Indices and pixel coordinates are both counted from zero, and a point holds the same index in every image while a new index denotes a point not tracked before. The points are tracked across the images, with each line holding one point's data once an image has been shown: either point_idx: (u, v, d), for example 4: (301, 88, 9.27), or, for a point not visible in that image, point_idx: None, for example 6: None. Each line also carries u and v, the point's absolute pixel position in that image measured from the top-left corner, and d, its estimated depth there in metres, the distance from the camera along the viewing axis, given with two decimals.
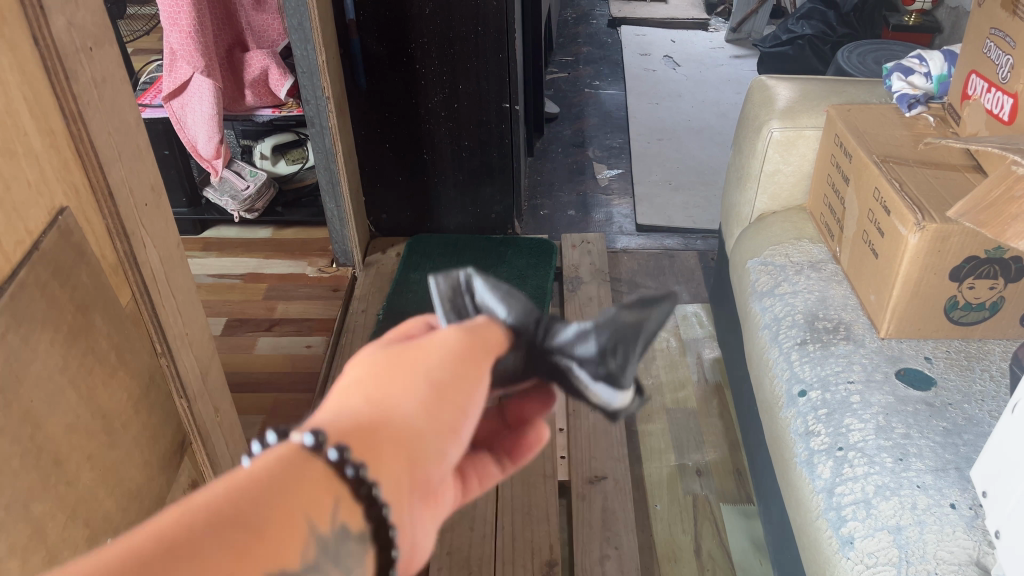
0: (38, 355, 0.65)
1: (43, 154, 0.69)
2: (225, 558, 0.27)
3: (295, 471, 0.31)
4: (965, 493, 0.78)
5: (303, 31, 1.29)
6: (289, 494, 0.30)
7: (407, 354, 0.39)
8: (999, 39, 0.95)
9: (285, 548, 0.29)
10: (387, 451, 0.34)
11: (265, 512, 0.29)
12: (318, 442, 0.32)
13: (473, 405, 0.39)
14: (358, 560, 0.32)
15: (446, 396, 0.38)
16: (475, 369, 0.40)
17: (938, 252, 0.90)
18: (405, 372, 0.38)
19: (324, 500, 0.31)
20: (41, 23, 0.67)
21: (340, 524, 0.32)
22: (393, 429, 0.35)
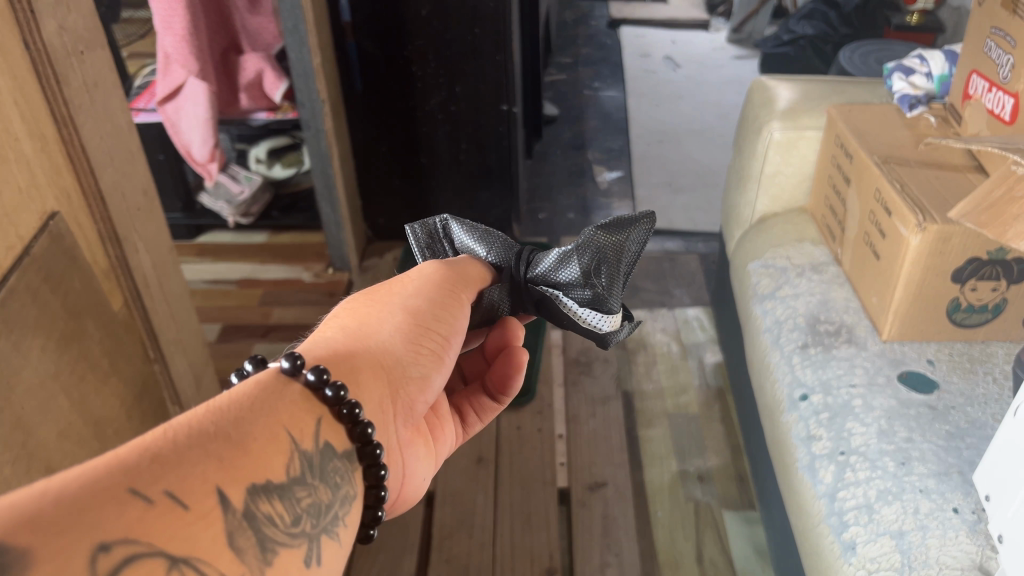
0: (29, 363, 0.64)
1: (34, 158, 0.68)
2: (163, 496, 0.36)
3: (282, 394, 0.46)
4: (968, 498, 0.76)
5: (298, 34, 1.29)
6: (260, 431, 0.43)
7: (384, 307, 0.57)
8: (1000, 38, 0.94)
9: (237, 487, 0.40)
10: (365, 368, 0.52)
11: (244, 436, 0.42)
12: (294, 365, 0.47)
13: (442, 333, 0.58)
14: (341, 464, 0.48)
15: (416, 326, 0.57)
16: (448, 299, 0.60)
17: (939, 253, 0.89)
18: (383, 313, 0.57)
19: (306, 420, 0.46)
20: (32, 28, 0.66)
21: (319, 436, 0.47)
22: (377, 350, 0.54)
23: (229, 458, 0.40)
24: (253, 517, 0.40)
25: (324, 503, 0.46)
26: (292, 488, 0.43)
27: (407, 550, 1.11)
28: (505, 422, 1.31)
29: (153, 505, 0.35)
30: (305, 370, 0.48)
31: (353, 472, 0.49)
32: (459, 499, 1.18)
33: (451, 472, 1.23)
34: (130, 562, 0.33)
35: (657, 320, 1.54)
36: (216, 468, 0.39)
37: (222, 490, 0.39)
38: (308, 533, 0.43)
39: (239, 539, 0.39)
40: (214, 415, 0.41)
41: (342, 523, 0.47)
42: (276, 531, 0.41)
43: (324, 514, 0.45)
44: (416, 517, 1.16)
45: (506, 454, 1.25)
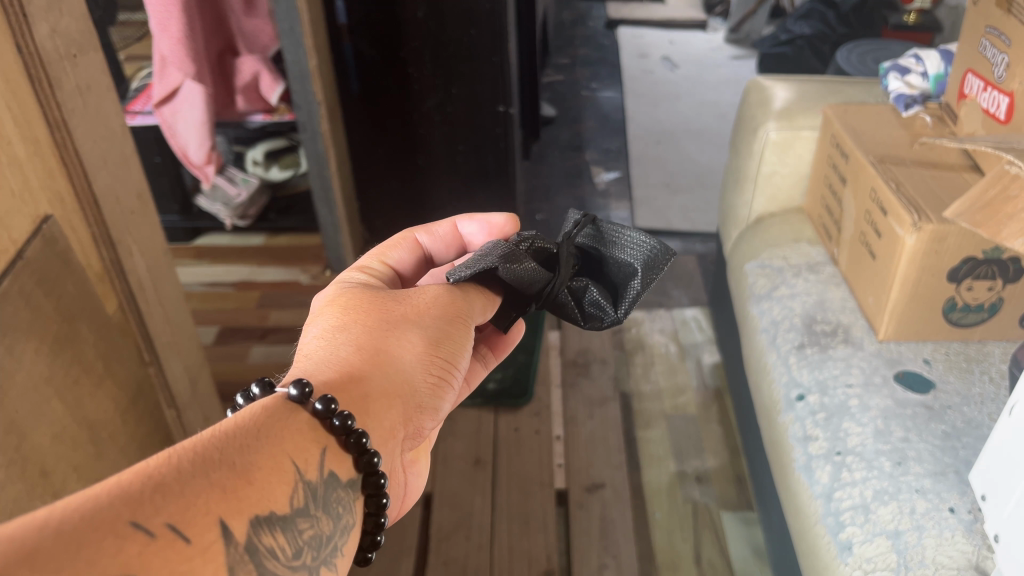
0: (23, 366, 0.64)
1: (28, 162, 0.68)
2: (165, 528, 0.38)
3: (289, 425, 0.48)
4: (964, 497, 0.76)
5: (295, 36, 1.30)
6: (263, 460, 0.45)
7: (393, 324, 0.58)
8: (995, 37, 0.94)
9: (239, 519, 0.42)
10: (373, 396, 0.54)
11: (248, 465, 0.44)
12: (302, 393, 0.49)
13: (449, 355, 0.60)
14: (344, 493, 0.50)
15: (423, 349, 0.58)
16: (457, 319, 0.61)
17: (935, 252, 0.89)
18: (394, 333, 0.58)
19: (313, 449, 0.48)
20: (25, 31, 0.66)
21: (325, 467, 0.49)
22: (386, 376, 0.55)
23: (231, 492, 0.42)
24: (254, 551, 0.42)
25: (326, 534, 0.48)
26: (295, 519, 0.46)
27: (404, 552, 1.11)
28: (502, 424, 1.31)
29: (154, 538, 0.37)
30: (314, 399, 0.50)
31: (356, 500, 0.52)
32: (456, 501, 1.18)
33: (448, 474, 1.22)
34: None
35: (655, 321, 1.54)
36: (219, 499, 0.41)
37: (224, 522, 0.41)
38: (309, 565, 0.46)
39: (239, 573, 0.41)
40: (218, 447, 0.43)
41: (341, 553, 0.49)
42: (278, 562, 0.44)
43: (326, 543, 0.48)
44: (413, 519, 1.16)
45: (503, 456, 1.25)
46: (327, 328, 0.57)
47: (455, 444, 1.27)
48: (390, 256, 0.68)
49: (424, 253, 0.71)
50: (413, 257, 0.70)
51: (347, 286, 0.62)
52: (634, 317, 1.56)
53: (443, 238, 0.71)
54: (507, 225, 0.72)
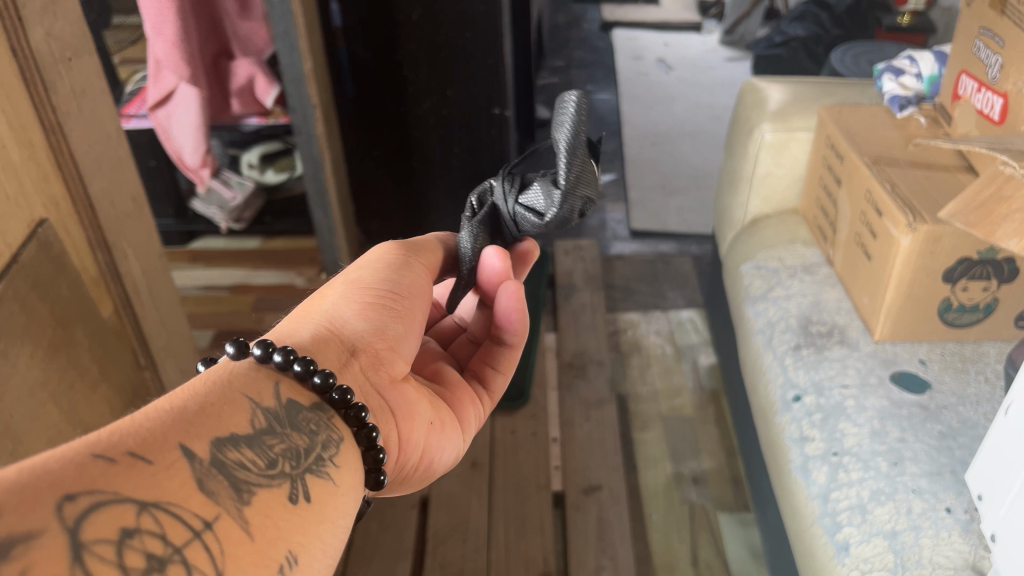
0: (17, 371, 0.64)
1: (23, 166, 0.68)
2: (125, 455, 0.38)
3: (239, 370, 0.49)
4: (960, 497, 0.77)
5: (289, 39, 1.29)
6: (213, 394, 0.46)
7: (329, 290, 0.60)
8: (988, 39, 0.94)
9: (198, 440, 0.42)
10: (312, 336, 0.55)
11: (204, 401, 0.45)
12: (238, 347, 0.49)
13: (396, 290, 0.60)
14: (312, 414, 0.50)
15: (364, 292, 0.59)
16: (398, 265, 0.62)
17: (929, 253, 0.89)
18: (327, 294, 0.59)
19: (265, 383, 0.49)
20: (19, 35, 0.66)
21: (281, 395, 0.49)
22: (323, 319, 0.56)
23: (186, 419, 0.43)
24: (222, 466, 0.42)
25: (303, 447, 0.48)
26: (260, 437, 0.46)
27: (401, 555, 1.10)
28: (499, 426, 1.31)
29: (117, 463, 0.38)
30: (251, 346, 0.50)
31: (331, 418, 0.51)
32: (453, 504, 1.17)
33: (446, 477, 1.22)
34: (95, 509, 0.35)
35: (651, 323, 1.55)
36: (175, 428, 0.42)
37: (184, 445, 0.41)
38: (287, 474, 0.46)
39: (210, 483, 0.41)
40: (166, 399, 0.44)
41: (329, 463, 0.49)
42: (250, 474, 0.43)
43: (305, 455, 0.48)
44: (410, 521, 1.16)
45: (500, 458, 1.25)
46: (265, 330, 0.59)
47: None
48: None
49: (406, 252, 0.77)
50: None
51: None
52: (630, 319, 1.56)
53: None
54: None
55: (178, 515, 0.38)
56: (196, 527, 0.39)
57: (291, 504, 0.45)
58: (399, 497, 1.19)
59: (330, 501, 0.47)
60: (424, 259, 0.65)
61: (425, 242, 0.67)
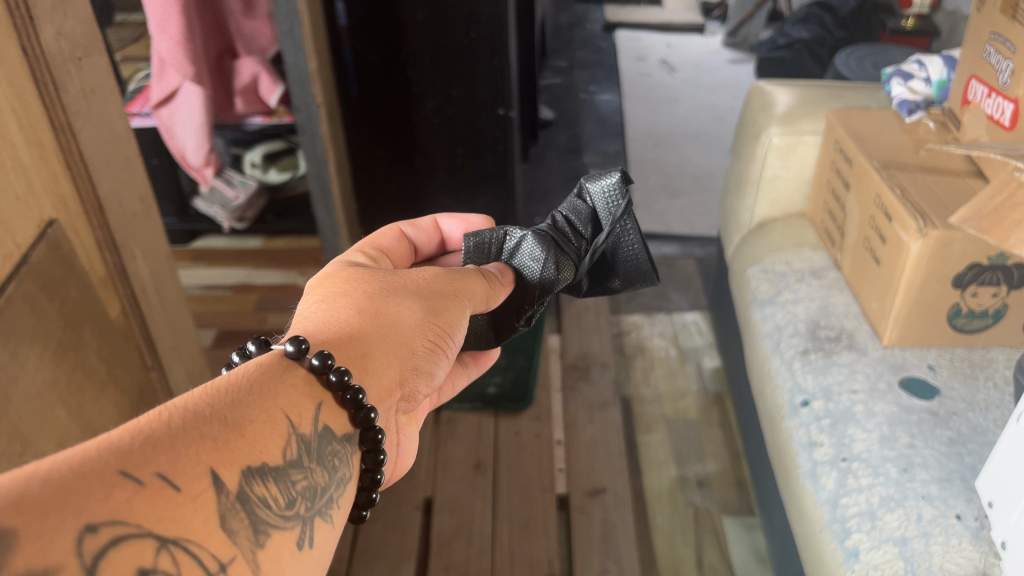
0: (26, 372, 0.64)
1: (32, 166, 0.68)
2: (154, 478, 0.38)
3: (276, 375, 0.49)
4: (970, 504, 0.76)
5: (295, 38, 1.28)
6: (256, 413, 0.46)
7: (399, 292, 0.61)
8: (1000, 44, 0.94)
9: (230, 470, 0.42)
10: (376, 354, 0.56)
11: (240, 419, 0.44)
12: (298, 350, 0.50)
13: (450, 328, 0.62)
14: (338, 447, 0.51)
15: (427, 319, 0.61)
16: (459, 301, 0.64)
17: (940, 259, 0.89)
18: (398, 301, 0.60)
19: (307, 404, 0.49)
20: (30, 34, 0.66)
21: (319, 421, 0.50)
22: (389, 336, 0.58)
23: (218, 437, 0.42)
24: (245, 500, 0.42)
25: (319, 485, 0.49)
26: (288, 470, 0.46)
27: (405, 557, 1.10)
28: (503, 428, 1.30)
29: (144, 486, 0.37)
30: (310, 355, 0.51)
31: (351, 454, 0.53)
32: (457, 506, 1.17)
33: (450, 480, 1.21)
34: (117, 543, 0.35)
35: (655, 325, 1.55)
36: (210, 450, 0.41)
37: (215, 472, 0.41)
38: (301, 516, 0.47)
39: (232, 521, 0.41)
40: (203, 396, 0.44)
41: (334, 505, 0.50)
42: (270, 512, 0.44)
43: (319, 495, 0.49)
44: (414, 522, 1.15)
45: (505, 460, 1.24)
46: (326, 295, 0.59)
47: (456, 448, 1.27)
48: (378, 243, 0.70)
49: (409, 244, 0.74)
50: (399, 245, 0.72)
51: (343, 265, 0.64)
52: (633, 321, 1.56)
53: (426, 230, 0.75)
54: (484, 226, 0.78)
55: (196, 555, 0.38)
56: (211, 568, 0.39)
57: (297, 549, 0.45)
58: (403, 498, 1.18)
59: (326, 547, 0.49)
60: (476, 298, 0.66)
61: (485, 276, 0.68)
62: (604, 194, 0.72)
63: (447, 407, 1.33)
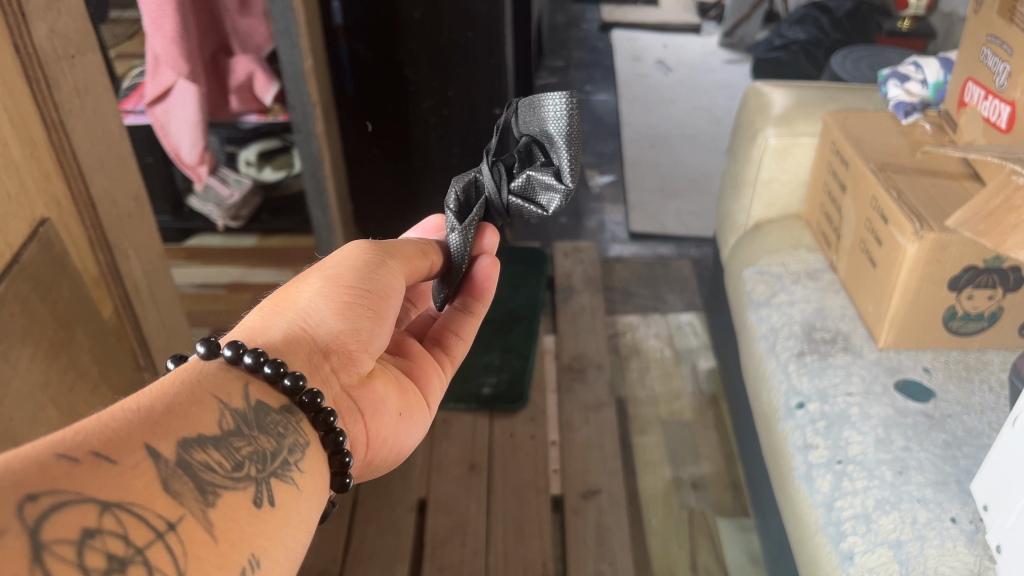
0: (18, 374, 0.63)
1: (24, 164, 0.67)
2: (89, 455, 0.38)
3: (205, 370, 0.48)
4: (965, 508, 0.76)
5: (290, 36, 1.27)
6: (179, 396, 0.45)
7: (304, 280, 0.59)
8: (996, 46, 0.94)
9: (165, 441, 0.41)
10: (279, 337, 0.54)
11: (166, 402, 0.44)
12: (209, 348, 0.49)
13: (372, 287, 0.58)
14: (280, 416, 0.49)
15: (334, 288, 0.57)
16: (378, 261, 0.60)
17: (936, 262, 0.89)
18: (302, 286, 0.58)
19: (233, 385, 0.48)
20: (22, 32, 0.65)
21: (250, 396, 0.48)
22: (292, 319, 0.55)
23: (151, 419, 0.42)
24: (187, 467, 0.41)
25: (269, 451, 0.47)
26: (227, 439, 0.45)
27: (399, 558, 1.09)
28: (497, 428, 1.30)
29: (79, 463, 0.37)
30: (223, 348, 0.49)
31: (300, 422, 0.50)
32: (451, 507, 1.17)
33: (444, 480, 1.21)
34: (59, 508, 0.35)
35: (650, 326, 1.54)
36: (141, 429, 0.41)
37: (150, 445, 0.40)
38: (253, 477, 0.45)
39: (175, 484, 0.40)
40: (134, 401, 0.44)
41: (294, 467, 0.48)
42: (216, 475, 0.42)
43: (271, 459, 0.47)
44: (408, 524, 1.14)
45: (499, 461, 1.24)
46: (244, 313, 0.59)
47: (449, 449, 1.26)
48: None
49: None
50: None
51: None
52: (629, 322, 1.56)
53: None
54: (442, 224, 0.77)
55: (142, 516, 0.37)
56: (158, 527, 0.38)
57: (256, 507, 0.44)
58: (397, 500, 1.18)
59: (293, 509, 0.46)
60: (399, 257, 0.62)
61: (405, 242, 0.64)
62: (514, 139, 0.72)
63: (442, 408, 1.33)
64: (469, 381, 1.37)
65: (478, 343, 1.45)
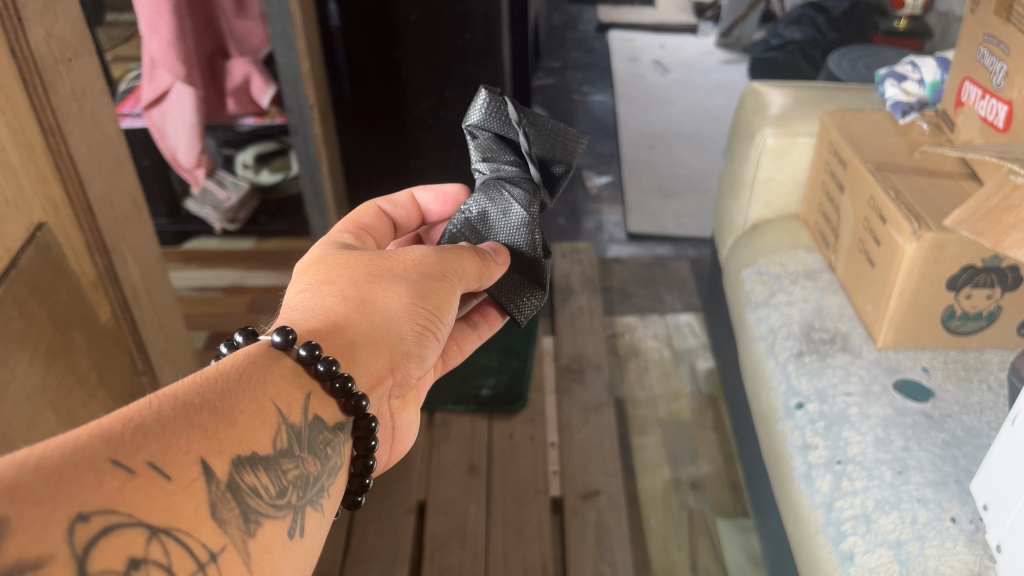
0: (16, 378, 0.63)
1: (22, 169, 0.67)
2: (145, 467, 0.38)
3: (269, 364, 0.49)
4: (965, 507, 0.76)
5: (286, 39, 1.26)
6: (246, 404, 0.46)
7: (383, 279, 0.60)
8: (993, 46, 0.94)
9: (220, 459, 0.42)
10: (363, 342, 0.56)
11: (229, 408, 0.44)
12: (286, 340, 0.50)
13: (436, 310, 0.62)
14: (330, 436, 0.51)
15: (414, 308, 0.60)
16: (444, 283, 0.63)
17: (933, 261, 0.89)
18: (386, 291, 0.59)
19: (297, 394, 0.49)
20: (20, 36, 0.65)
21: (309, 411, 0.50)
22: (375, 324, 0.58)
23: (215, 432, 0.43)
24: (236, 489, 0.42)
25: (312, 474, 0.49)
26: (278, 460, 0.46)
27: (398, 560, 1.09)
28: (496, 429, 1.30)
29: (134, 475, 0.37)
30: (298, 347, 0.51)
31: (344, 443, 0.53)
32: (451, 509, 1.17)
33: (443, 482, 1.21)
34: (108, 532, 0.35)
35: (649, 327, 1.54)
36: (201, 439, 0.41)
37: (205, 461, 0.41)
38: (293, 505, 0.47)
39: (222, 511, 0.41)
40: (187, 384, 0.44)
41: (326, 493, 0.51)
42: (261, 501, 0.44)
43: (312, 483, 0.49)
44: (407, 526, 1.14)
45: (498, 463, 1.24)
46: (315, 280, 0.59)
47: (449, 450, 1.26)
48: (361, 220, 0.71)
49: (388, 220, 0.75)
50: (379, 221, 0.72)
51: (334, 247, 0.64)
52: (627, 322, 1.56)
53: (404, 206, 0.76)
54: (461, 194, 0.78)
55: (187, 545, 0.38)
56: (201, 558, 0.39)
57: (290, 538, 0.46)
58: (396, 502, 1.18)
59: (316, 536, 0.49)
60: (467, 278, 0.65)
61: (477, 255, 0.66)
62: (477, 111, 0.74)
63: (441, 409, 1.33)
64: (467, 382, 1.35)
65: None
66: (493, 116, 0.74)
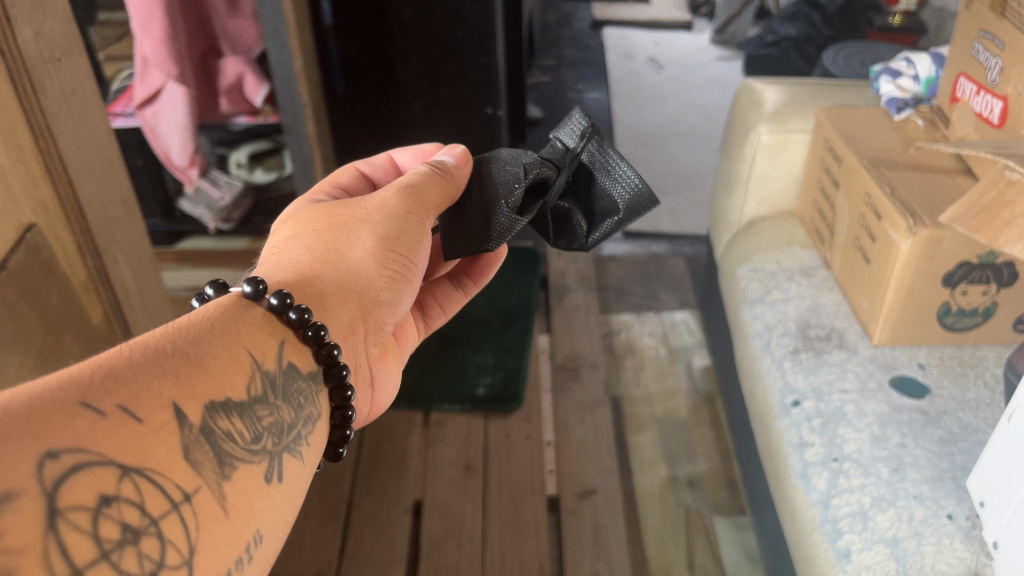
0: (7, 381, 0.63)
1: (11, 170, 0.67)
2: (116, 410, 0.38)
3: (235, 311, 0.50)
4: (962, 504, 0.76)
5: (279, 38, 1.25)
6: (218, 350, 0.46)
7: (351, 227, 0.61)
8: (988, 41, 0.94)
9: (192, 403, 0.42)
10: (332, 291, 0.57)
11: (202, 354, 0.45)
12: (256, 290, 0.51)
13: (408, 255, 0.62)
14: (304, 384, 0.52)
15: (382, 249, 0.61)
16: (415, 224, 0.63)
17: (929, 258, 0.88)
18: (350, 236, 0.60)
19: (271, 341, 0.50)
20: (8, 35, 0.65)
21: (282, 358, 0.51)
22: (345, 274, 0.58)
23: (185, 379, 0.43)
24: (210, 434, 0.43)
25: (286, 422, 0.50)
26: (252, 407, 0.47)
27: (393, 561, 1.09)
28: (492, 428, 1.29)
29: (105, 417, 0.38)
30: (269, 296, 0.52)
31: (319, 392, 0.54)
32: (446, 508, 1.16)
33: (439, 482, 1.20)
34: (78, 470, 0.35)
35: (644, 325, 1.54)
36: (173, 384, 0.42)
37: (177, 404, 0.42)
38: (268, 451, 0.47)
39: (196, 453, 0.42)
40: (161, 332, 0.45)
41: (303, 443, 0.51)
42: (235, 446, 0.45)
43: (286, 432, 0.50)
44: (403, 526, 1.14)
45: (493, 462, 1.23)
46: (282, 238, 0.60)
47: (444, 450, 1.26)
48: (339, 181, 0.71)
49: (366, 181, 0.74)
50: (357, 182, 0.72)
51: (306, 205, 0.65)
52: (623, 320, 1.56)
53: (383, 166, 0.75)
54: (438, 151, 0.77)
55: (159, 483, 0.39)
56: (174, 497, 0.39)
57: (267, 483, 0.46)
58: (392, 502, 1.17)
59: (295, 481, 0.50)
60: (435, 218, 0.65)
61: (437, 175, 0.66)
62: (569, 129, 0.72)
63: (437, 409, 1.32)
64: (462, 381, 1.37)
65: (471, 343, 1.45)
66: (574, 132, 0.71)
